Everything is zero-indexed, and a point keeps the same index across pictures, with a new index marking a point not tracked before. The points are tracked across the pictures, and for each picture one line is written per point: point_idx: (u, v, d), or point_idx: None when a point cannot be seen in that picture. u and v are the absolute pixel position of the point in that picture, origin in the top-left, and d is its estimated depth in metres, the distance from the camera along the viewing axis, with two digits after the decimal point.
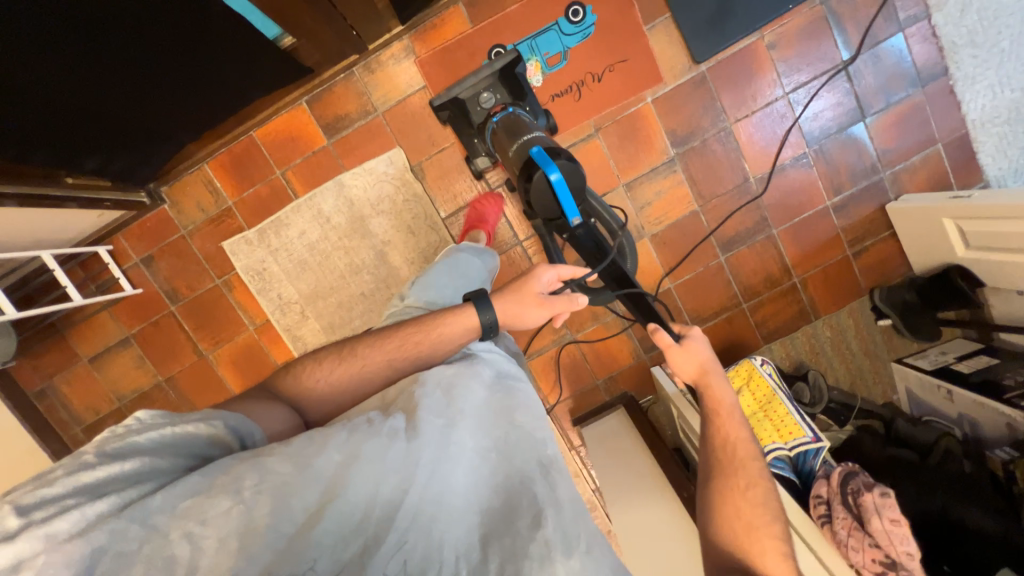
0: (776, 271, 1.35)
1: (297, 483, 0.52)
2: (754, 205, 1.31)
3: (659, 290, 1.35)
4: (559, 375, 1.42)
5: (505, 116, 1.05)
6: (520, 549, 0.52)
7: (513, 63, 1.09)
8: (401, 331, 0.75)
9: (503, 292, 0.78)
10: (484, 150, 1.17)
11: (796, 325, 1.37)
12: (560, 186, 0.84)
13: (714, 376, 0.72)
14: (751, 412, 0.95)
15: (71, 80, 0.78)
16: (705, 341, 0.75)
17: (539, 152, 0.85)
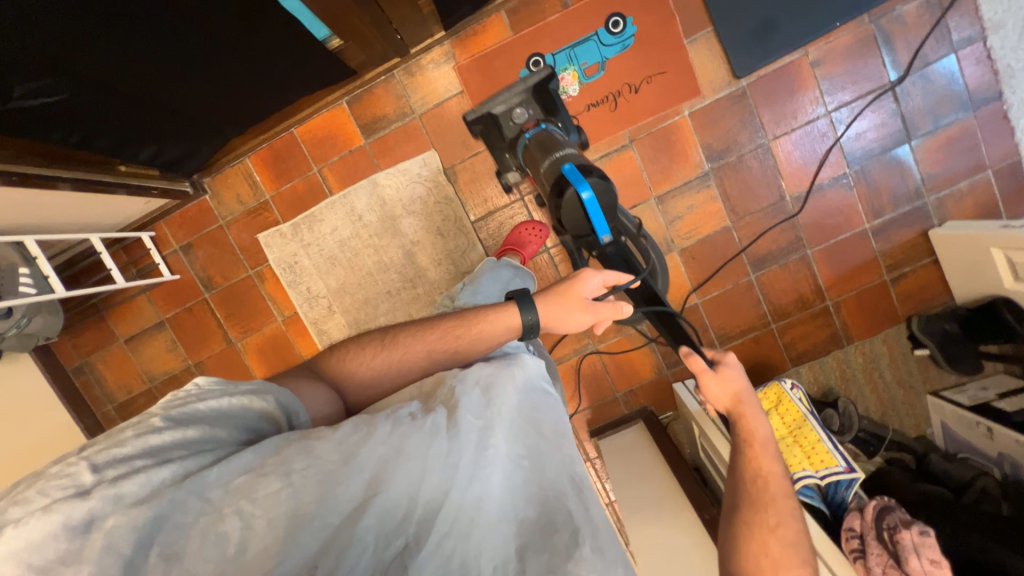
0: (808, 293, 1.31)
1: (341, 473, 0.53)
2: (788, 224, 1.28)
3: (685, 305, 1.33)
4: (579, 384, 1.41)
5: (538, 133, 1.02)
6: (557, 563, 0.51)
7: (548, 78, 1.04)
8: (442, 324, 0.77)
9: (544, 294, 0.80)
10: (515, 164, 1.13)
11: (827, 349, 1.33)
12: (592, 206, 0.84)
13: (749, 404, 0.70)
14: (779, 436, 0.91)
15: (138, 71, 0.83)
16: (740, 368, 0.73)
17: (570, 170, 0.85)
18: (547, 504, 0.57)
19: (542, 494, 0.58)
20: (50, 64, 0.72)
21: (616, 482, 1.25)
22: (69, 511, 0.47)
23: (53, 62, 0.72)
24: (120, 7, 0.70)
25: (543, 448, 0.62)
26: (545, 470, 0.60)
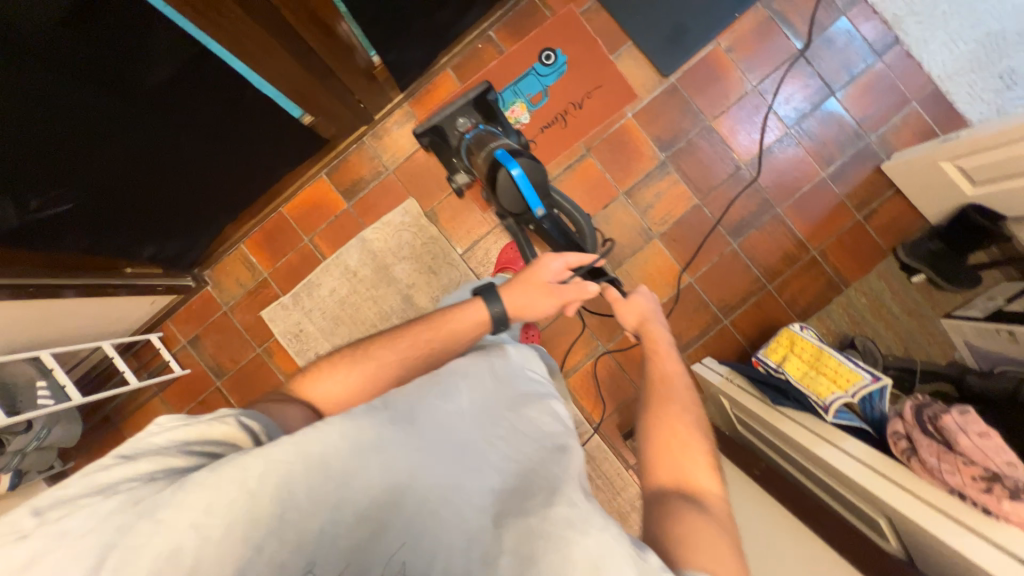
0: (791, 247, 1.36)
1: (290, 470, 0.50)
2: (751, 189, 1.36)
3: (680, 286, 1.36)
4: (600, 389, 1.39)
5: (477, 133, 1.12)
6: (533, 524, 0.49)
7: (486, 92, 1.18)
8: (412, 331, 0.79)
9: (512, 287, 0.86)
10: (462, 167, 1.24)
11: (828, 296, 1.35)
12: (524, 181, 0.92)
13: (654, 321, 0.88)
14: (802, 373, 0.92)
15: (134, 171, 0.91)
16: (650, 296, 0.91)
17: (503, 153, 0.93)
18: (523, 476, 0.56)
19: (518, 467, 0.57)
20: (61, 173, 0.79)
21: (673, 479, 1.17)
22: (9, 558, 0.45)
23: (63, 171, 0.79)
24: (121, 112, 0.80)
25: (515, 424, 0.62)
26: (519, 444, 0.60)
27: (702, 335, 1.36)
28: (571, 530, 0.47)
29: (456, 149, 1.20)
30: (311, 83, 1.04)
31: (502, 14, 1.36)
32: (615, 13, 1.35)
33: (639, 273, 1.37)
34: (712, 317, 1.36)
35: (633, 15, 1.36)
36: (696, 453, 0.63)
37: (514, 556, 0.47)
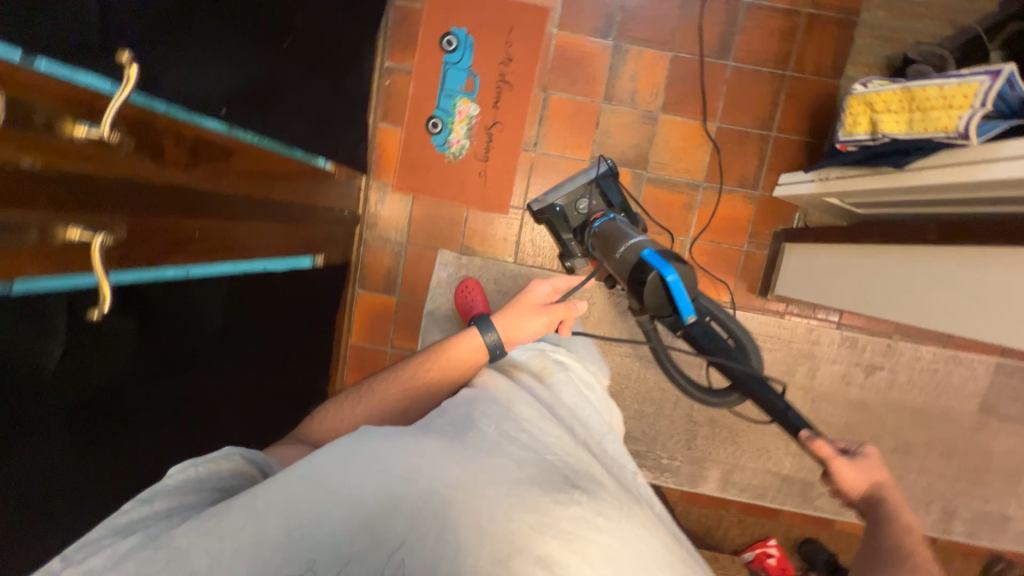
0: (783, 23, 1.25)
1: (313, 496, 0.58)
2: (710, 3, 1.25)
3: (711, 137, 1.30)
4: (711, 273, 1.36)
5: (606, 221, 1.00)
6: (539, 523, 0.59)
7: (608, 172, 1.12)
8: (414, 362, 0.85)
9: (506, 312, 0.90)
10: (582, 252, 1.13)
11: (847, 39, 1.25)
12: (679, 287, 0.75)
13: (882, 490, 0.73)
14: (907, 123, 0.83)
15: (252, 397, 0.94)
16: (875, 458, 0.74)
17: (651, 254, 0.78)
18: (535, 472, 0.65)
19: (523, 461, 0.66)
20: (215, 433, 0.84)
21: (847, 275, 1.05)
22: None
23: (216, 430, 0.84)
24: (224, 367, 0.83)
25: (521, 421, 0.72)
26: (529, 439, 0.69)
27: (761, 160, 1.30)
28: (574, 525, 0.60)
29: (573, 230, 1.12)
30: (305, 228, 1.03)
31: (382, 40, 1.28)
32: None
33: (669, 155, 1.31)
34: (759, 140, 1.30)
35: None
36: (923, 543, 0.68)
37: (525, 553, 0.57)
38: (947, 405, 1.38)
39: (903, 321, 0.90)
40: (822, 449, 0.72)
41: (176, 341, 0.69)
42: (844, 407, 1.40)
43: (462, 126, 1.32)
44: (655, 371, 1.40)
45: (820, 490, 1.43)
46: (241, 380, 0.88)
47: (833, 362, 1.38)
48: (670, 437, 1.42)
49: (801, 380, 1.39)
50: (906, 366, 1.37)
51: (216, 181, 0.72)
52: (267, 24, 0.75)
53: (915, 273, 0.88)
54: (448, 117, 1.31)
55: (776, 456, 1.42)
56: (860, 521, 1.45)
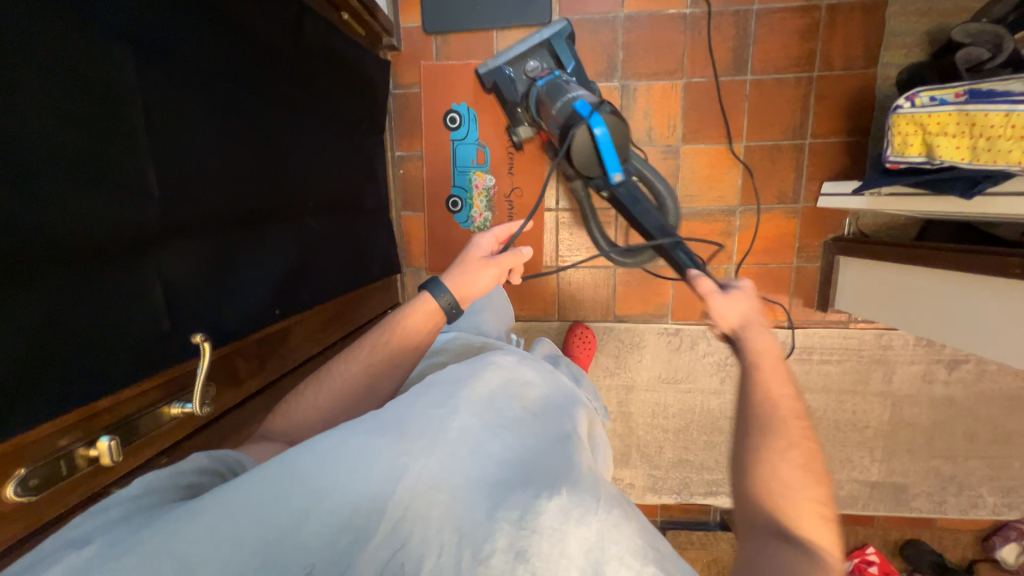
0: (801, 21, 1.15)
1: (298, 496, 0.48)
2: (716, 18, 1.16)
3: (740, 157, 1.23)
4: (762, 294, 1.31)
5: (551, 79, 1.05)
6: (528, 520, 0.52)
7: (562, 30, 1.10)
8: (365, 336, 0.73)
9: (449, 270, 0.77)
10: (528, 118, 1.15)
11: (877, 23, 1.14)
12: (603, 141, 0.90)
13: (750, 330, 0.63)
14: (970, 150, 0.76)
15: None
16: (754, 291, 0.66)
17: (583, 106, 0.90)
18: (518, 466, 0.58)
19: (513, 451, 0.59)
20: None
21: (900, 290, 1.03)
22: None
23: None
24: None
25: (506, 409, 0.64)
26: (520, 429, 0.62)
27: (799, 171, 1.22)
28: (565, 523, 0.53)
29: (520, 98, 1.12)
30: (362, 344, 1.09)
31: (388, 132, 1.28)
32: (457, 28, 1.21)
33: (697, 183, 1.26)
34: (793, 151, 1.22)
35: (474, 8, 1.20)
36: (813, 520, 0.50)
37: (507, 553, 0.50)
38: None
39: (963, 343, 0.89)
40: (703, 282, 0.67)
41: None
42: (928, 406, 1.32)
43: (481, 199, 1.31)
44: (718, 401, 1.37)
45: (914, 491, 1.38)
46: None
47: (910, 362, 1.31)
48: None
49: (876, 386, 1.33)
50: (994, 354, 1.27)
51: (285, 361, 0.77)
52: (289, 201, 0.76)
53: (975, 300, 0.87)
54: (466, 194, 1.31)
55: (861, 464, 1.38)
56: (964, 517, 1.38)
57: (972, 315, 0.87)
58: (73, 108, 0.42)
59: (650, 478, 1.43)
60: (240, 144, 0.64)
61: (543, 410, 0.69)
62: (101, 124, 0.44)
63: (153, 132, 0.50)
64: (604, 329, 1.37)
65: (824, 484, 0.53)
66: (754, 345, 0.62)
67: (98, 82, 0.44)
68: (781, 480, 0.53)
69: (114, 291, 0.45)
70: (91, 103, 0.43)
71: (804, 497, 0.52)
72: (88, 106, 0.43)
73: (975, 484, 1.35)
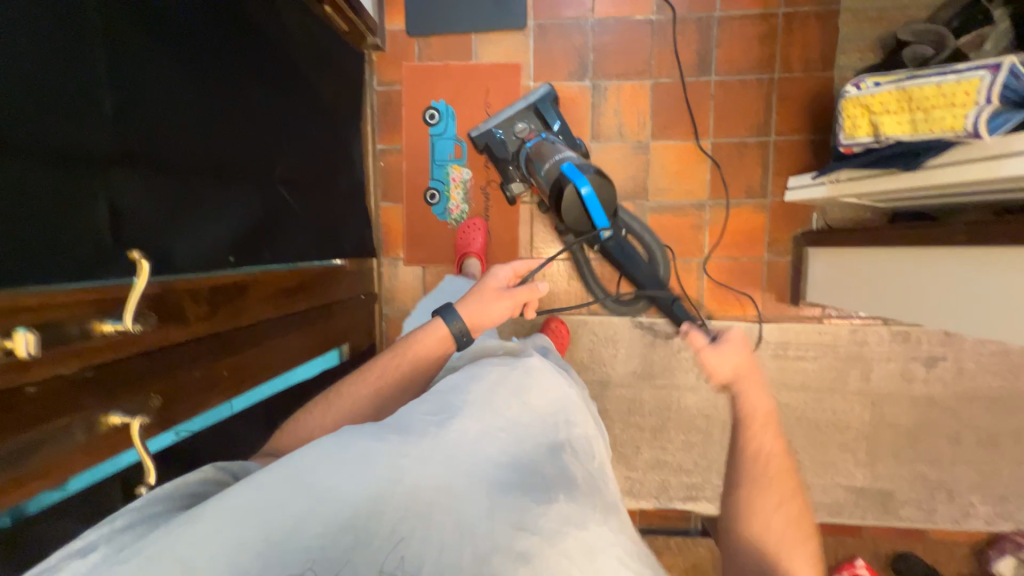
0: (761, 27, 1.23)
1: (295, 498, 0.49)
2: (680, 24, 1.24)
3: (708, 153, 1.27)
4: (735, 288, 1.31)
5: (540, 141, 1.10)
6: (531, 520, 0.52)
7: (549, 94, 1.19)
8: (379, 360, 0.77)
9: (466, 298, 0.82)
10: (519, 175, 1.18)
11: (832, 29, 1.21)
12: (591, 199, 0.91)
13: (743, 382, 0.73)
14: (910, 123, 0.79)
15: None
16: (742, 341, 0.74)
17: (572, 168, 0.92)
18: (520, 470, 0.58)
19: (514, 455, 0.59)
20: None
21: (856, 274, 1.07)
22: None
23: None
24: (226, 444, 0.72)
25: (508, 412, 0.64)
26: (520, 431, 0.63)
27: (766, 166, 1.26)
28: (568, 523, 0.53)
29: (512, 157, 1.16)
30: (330, 322, 1.09)
31: (370, 126, 1.34)
32: (438, 30, 1.29)
33: (667, 179, 1.29)
34: (759, 148, 1.26)
35: (454, 13, 1.28)
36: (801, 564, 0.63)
37: (511, 553, 0.50)
38: None
39: (911, 316, 0.91)
40: (696, 338, 0.75)
41: None
42: (910, 405, 1.30)
43: (458, 191, 1.34)
44: (695, 399, 1.35)
45: (901, 498, 1.32)
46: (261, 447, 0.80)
47: (887, 360, 1.29)
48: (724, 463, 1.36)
49: (855, 385, 1.30)
50: (971, 352, 1.26)
51: (239, 316, 0.76)
52: (257, 162, 0.80)
53: (916, 273, 0.90)
54: (444, 185, 1.34)
55: (844, 468, 1.33)
56: (955, 527, 1.32)
57: (914, 287, 0.91)
58: (39, 37, 0.45)
59: (627, 480, 1.38)
60: (206, 99, 0.67)
61: (547, 410, 0.69)
62: (63, 52, 0.47)
63: (114, 68, 0.53)
64: (579, 322, 1.36)
65: (808, 540, 0.66)
66: (748, 394, 0.73)
67: (71, 42, 0.47)
68: (777, 539, 0.64)
69: (55, 203, 0.47)
70: (57, 35, 0.46)
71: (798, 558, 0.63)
72: (50, 33, 0.46)
73: (964, 490, 1.30)
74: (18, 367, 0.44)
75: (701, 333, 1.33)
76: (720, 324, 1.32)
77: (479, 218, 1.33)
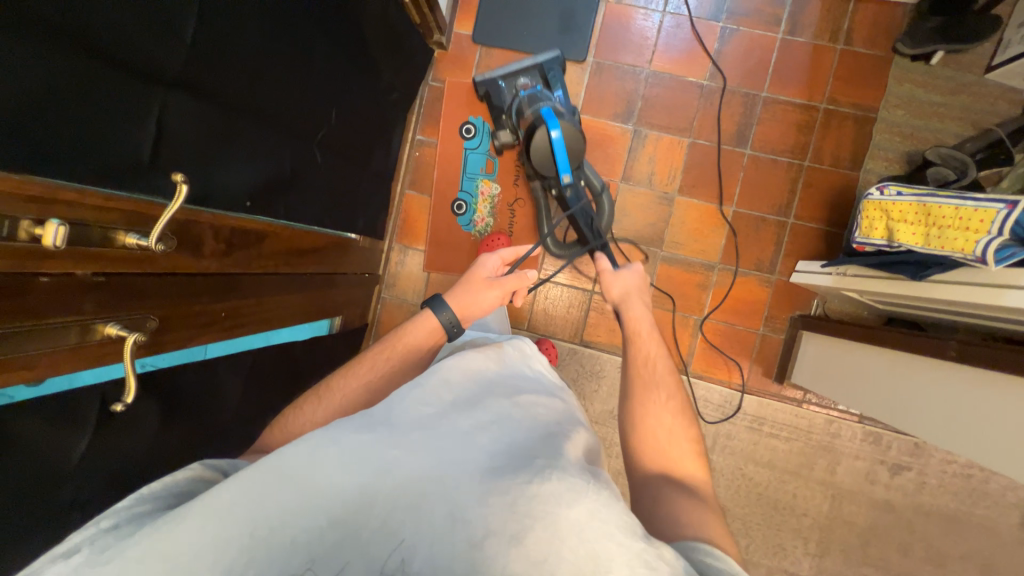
0: (801, 116, 1.29)
1: (282, 495, 0.50)
2: (728, 95, 1.30)
3: (727, 219, 1.32)
4: (726, 353, 1.34)
5: (533, 91, 1.13)
6: (520, 497, 0.52)
7: (554, 58, 1.21)
8: (368, 354, 0.80)
9: (455, 288, 0.91)
10: (508, 124, 1.21)
11: (865, 134, 1.28)
12: (559, 143, 1.01)
13: (630, 300, 0.93)
14: (924, 235, 0.83)
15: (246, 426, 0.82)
16: (637, 272, 0.96)
17: (548, 111, 1.02)
18: (510, 454, 0.59)
19: (504, 443, 0.61)
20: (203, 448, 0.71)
21: (842, 366, 1.10)
22: None
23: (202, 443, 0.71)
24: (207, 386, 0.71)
25: (494, 408, 0.67)
26: (508, 426, 0.64)
27: (779, 245, 1.31)
28: (558, 503, 0.52)
29: (506, 105, 1.18)
30: (332, 293, 1.09)
31: (415, 116, 1.37)
32: (502, 44, 1.34)
33: (684, 234, 1.33)
34: (776, 226, 1.31)
35: (521, 33, 1.33)
36: (682, 447, 0.71)
37: (500, 535, 0.49)
38: (983, 515, 1.28)
39: (890, 418, 0.94)
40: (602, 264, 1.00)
41: (200, 419, 0.71)
42: (868, 507, 1.31)
43: (485, 205, 1.37)
44: None
45: None
46: (238, 399, 0.79)
47: (855, 457, 1.31)
48: None
49: (820, 474, 1.32)
50: (936, 469, 1.29)
51: (249, 263, 0.76)
52: (304, 118, 0.82)
53: (898, 377, 0.93)
54: (471, 199, 1.37)
55: (793, 555, 1.33)
56: None
57: (893, 390, 0.94)
58: None
59: None
60: (276, 46, 0.70)
61: (536, 413, 0.71)
62: None
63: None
64: (569, 350, 1.38)
65: (693, 426, 0.75)
66: (631, 309, 0.91)
67: None
68: (668, 424, 0.73)
69: (106, 105, 0.48)
70: None
71: (683, 441, 0.72)
72: None
73: None
74: (35, 254, 0.43)
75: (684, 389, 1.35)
76: (704, 384, 1.34)
77: (502, 234, 1.34)
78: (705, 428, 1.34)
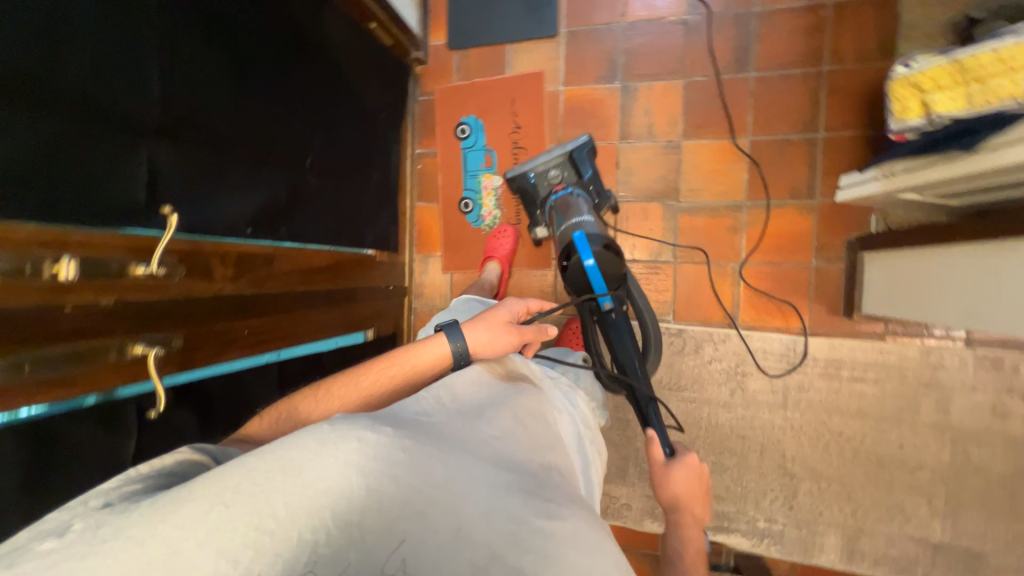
0: (807, 19, 1.15)
1: (289, 486, 0.46)
2: (716, 22, 1.21)
3: (745, 151, 1.20)
4: (777, 296, 1.20)
5: (565, 195, 1.09)
6: (528, 529, 0.50)
7: (586, 143, 1.15)
8: (375, 365, 0.74)
9: (476, 321, 0.78)
10: (543, 220, 1.20)
11: (891, 17, 1.11)
12: (594, 274, 0.86)
13: (676, 511, 0.78)
14: (966, 96, 0.68)
15: None
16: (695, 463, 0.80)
17: (580, 236, 0.86)
18: (518, 474, 0.57)
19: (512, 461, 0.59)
20: None
21: (915, 277, 0.93)
22: None
23: None
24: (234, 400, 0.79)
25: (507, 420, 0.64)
26: (514, 443, 0.62)
27: (813, 164, 1.16)
28: (561, 543, 0.51)
29: (540, 202, 1.17)
30: (357, 308, 1.17)
31: (410, 131, 1.44)
32: (475, 42, 1.38)
33: (700, 179, 1.24)
34: (805, 145, 1.17)
35: (491, 26, 1.36)
36: None
37: (506, 564, 0.47)
38: None
39: (975, 325, 0.79)
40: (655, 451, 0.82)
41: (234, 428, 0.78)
42: (1006, 449, 1.07)
43: (490, 198, 1.39)
44: (728, 416, 1.22)
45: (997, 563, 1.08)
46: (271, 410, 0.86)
47: (972, 390, 1.09)
48: (763, 494, 1.20)
49: (929, 416, 1.11)
50: None
51: (258, 283, 0.84)
52: (290, 148, 0.91)
53: (981, 272, 0.78)
54: (477, 195, 1.40)
55: (916, 517, 1.12)
56: None
57: (979, 289, 0.78)
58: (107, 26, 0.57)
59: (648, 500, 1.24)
60: (247, 90, 0.79)
61: (543, 426, 0.68)
62: (128, 38, 0.60)
63: (170, 60, 0.65)
64: None
65: None
66: (681, 531, 0.77)
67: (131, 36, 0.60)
68: None
69: (98, 163, 0.57)
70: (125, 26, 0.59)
71: None
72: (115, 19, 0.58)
73: None
74: (53, 289, 0.53)
75: (736, 344, 1.22)
76: (759, 335, 1.21)
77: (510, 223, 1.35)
78: (770, 384, 1.20)
